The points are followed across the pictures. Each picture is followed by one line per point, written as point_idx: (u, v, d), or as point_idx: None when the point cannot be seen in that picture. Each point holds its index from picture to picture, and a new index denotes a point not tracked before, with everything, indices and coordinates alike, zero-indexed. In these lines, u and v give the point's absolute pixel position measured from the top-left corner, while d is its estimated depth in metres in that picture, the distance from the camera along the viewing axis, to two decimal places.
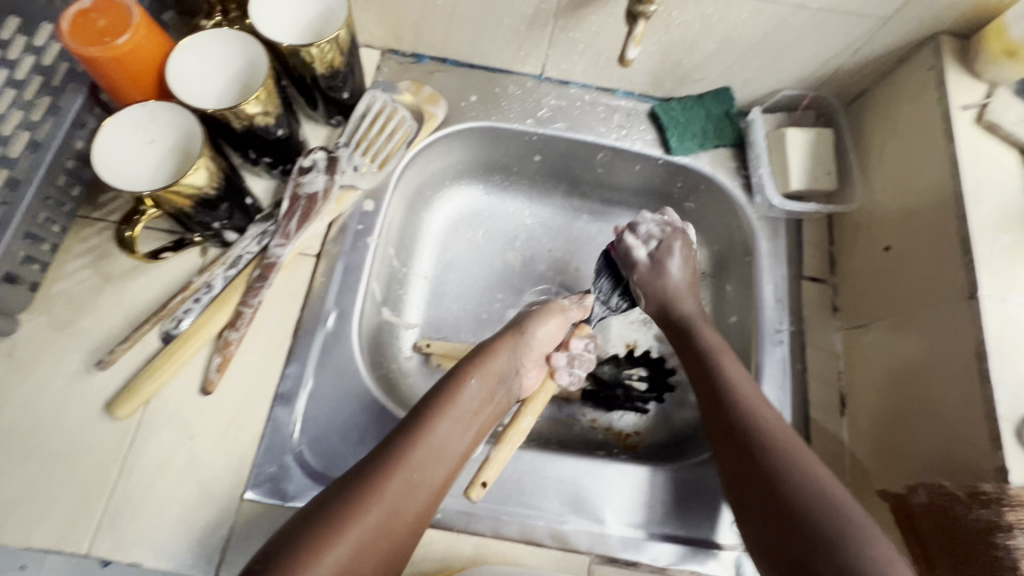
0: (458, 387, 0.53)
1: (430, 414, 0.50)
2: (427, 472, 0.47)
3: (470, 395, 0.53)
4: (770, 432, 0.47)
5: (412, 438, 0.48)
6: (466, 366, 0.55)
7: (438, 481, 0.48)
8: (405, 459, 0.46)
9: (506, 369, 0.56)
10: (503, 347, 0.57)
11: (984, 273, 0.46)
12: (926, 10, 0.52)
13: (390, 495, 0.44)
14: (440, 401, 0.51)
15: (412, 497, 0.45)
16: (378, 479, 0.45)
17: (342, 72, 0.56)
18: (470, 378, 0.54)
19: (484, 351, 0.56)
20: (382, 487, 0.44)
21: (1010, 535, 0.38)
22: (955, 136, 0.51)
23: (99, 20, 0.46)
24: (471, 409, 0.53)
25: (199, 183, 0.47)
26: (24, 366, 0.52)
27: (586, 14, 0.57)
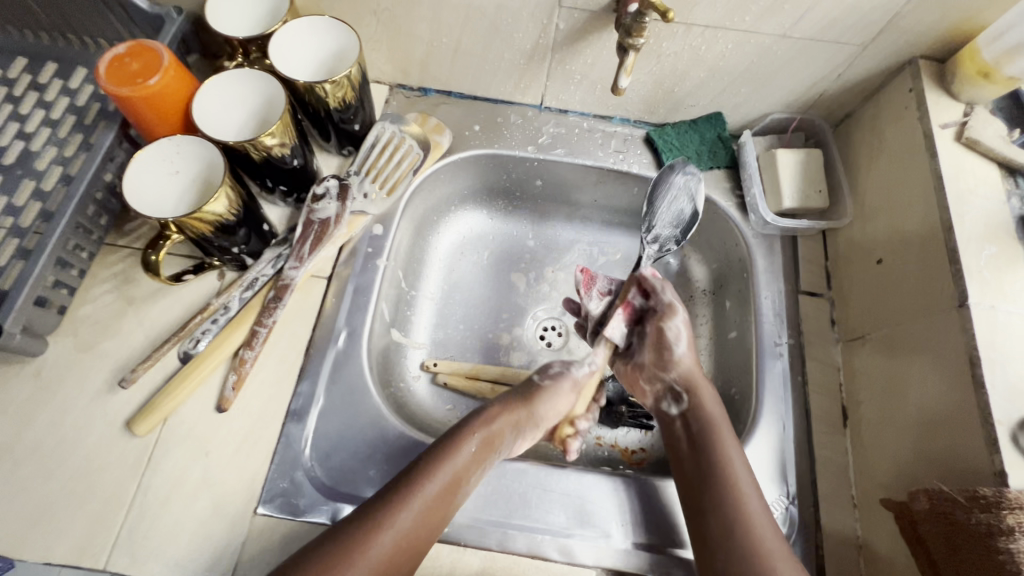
0: (456, 446, 0.51)
1: (427, 470, 0.49)
2: (416, 534, 0.46)
3: (472, 448, 0.51)
4: (745, 519, 0.47)
5: (403, 498, 0.47)
6: (468, 422, 0.53)
7: (424, 541, 0.47)
8: (397, 517, 0.46)
9: (513, 423, 0.54)
10: (516, 403, 0.55)
11: (972, 283, 0.47)
12: (903, 36, 0.55)
13: (375, 554, 0.44)
14: (431, 462, 0.49)
15: (401, 555, 0.45)
16: (362, 542, 0.44)
17: (353, 106, 0.60)
18: (467, 438, 0.52)
19: (490, 410, 0.54)
20: (369, 545, 0.44)
21: (1011, 539, 0.38)
22: (937, 153, 0.53)
23: (133, 64, 0.51)
24: (476, 454, 0.51)
25: (220, 211, 0.51)
26: (49, 386, 0.54)
27: (581, 47, 0.61)
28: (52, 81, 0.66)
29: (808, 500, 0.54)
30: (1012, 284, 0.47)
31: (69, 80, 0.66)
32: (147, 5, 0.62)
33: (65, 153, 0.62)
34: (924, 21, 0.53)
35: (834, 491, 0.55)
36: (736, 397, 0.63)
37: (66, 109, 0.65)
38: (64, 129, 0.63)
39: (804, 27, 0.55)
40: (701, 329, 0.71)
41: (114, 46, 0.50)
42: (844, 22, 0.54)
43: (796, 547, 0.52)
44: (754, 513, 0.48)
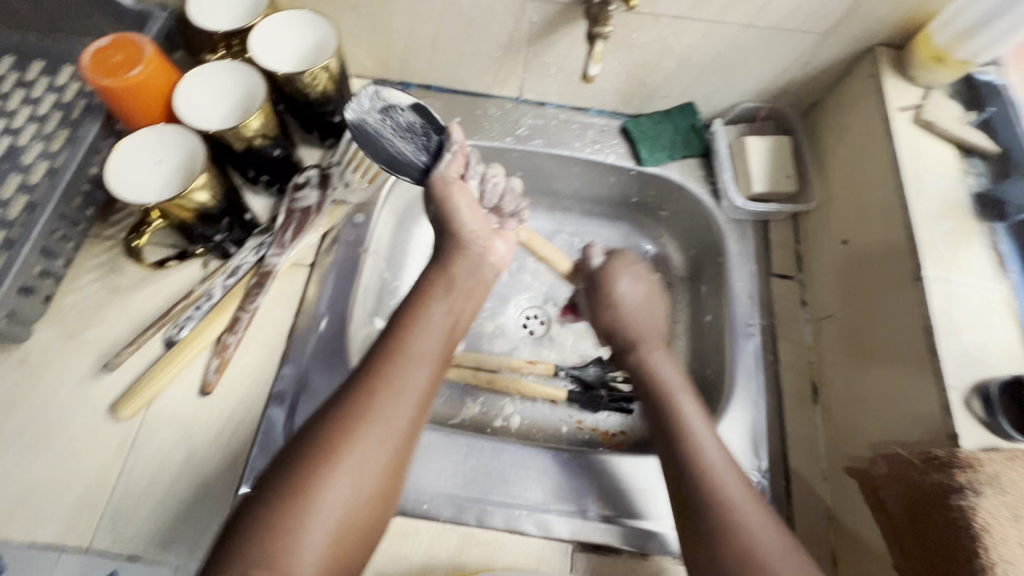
0: (403, 343, 0.46)
1: (378, 367, 0.44)
2: (390, 431, 0.41)
3: (425, 342, 0.47)
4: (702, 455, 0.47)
5: (360, 390, 0.42)
6: (401, 319, 0.48)
7: (403, 433, 0.42)
8: (374, 417, 0.41)
9: (453, 302, 0.51)
10: (442, 280, 0.52)
11: (928, 257, 0.49)
12: (861, 25, 0.57)
13: (351, 461, 0.39)
14: (381, 356, 0.45)
15: (389, 456, 0.41)
16: (328, 452, 0.39)
17: (333, 98, 0.61)
18: (431, 296, 0.50)
19: (420, 295, 0.51)
20: (345, 451, 0.39)
21: (963, 496, 0.39)
22: (895, 135, 0.55)
23: (116, 56, 0.52)
24: (430, 346, 0.47)
25: (202, 200, 0.52)
26: (34, 373, 0.55)
27: (555, 39, 0.63)
28: (38, 78, 0.68)
29: (779, 472, 0.56)
30: (966, 258, 0.49)
31: (55, 77, 0.68)
32: (131, 2, 0.65)
33: (50, 148, 0.63)
34: (879, 10, 0.55)
35: (805, 464, 0.56)
36: (712, 377, 0.65)
37: (52, 105, 0.66)
38: (50, 124, 0.65)
39: (766, 16, 0.57)
40: (679, 314, 0.73)
41: (98, 40, 0.52)
42: (804, 11, 0.56)
43: None
44: (701, 432, 0.49)
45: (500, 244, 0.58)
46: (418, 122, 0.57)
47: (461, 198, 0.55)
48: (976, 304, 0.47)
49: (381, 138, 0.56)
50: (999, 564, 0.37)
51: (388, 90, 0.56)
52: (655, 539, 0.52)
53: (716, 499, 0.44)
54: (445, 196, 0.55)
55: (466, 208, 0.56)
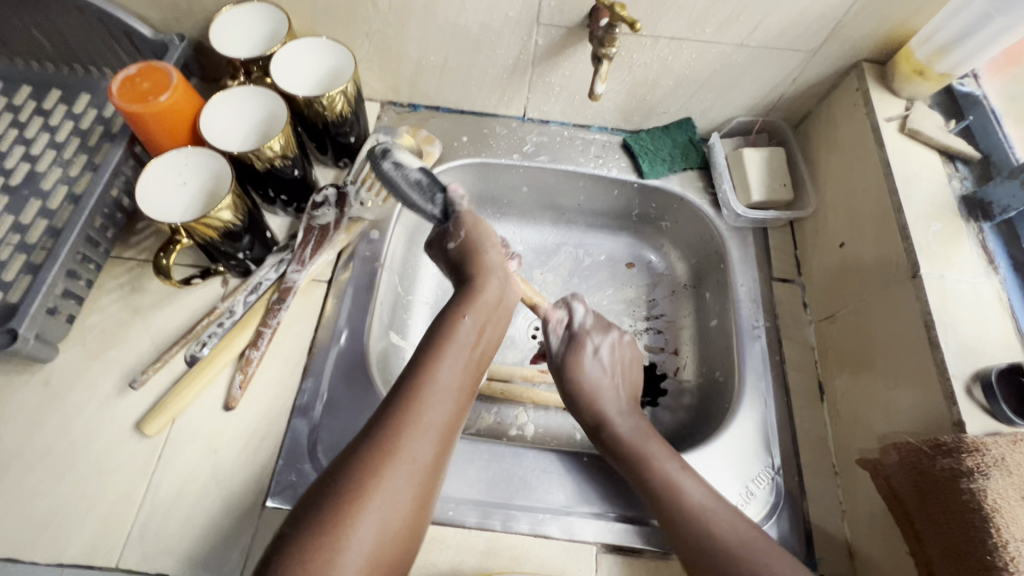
0: (424, 381, 0.48)
1: (405, 402, 0.46)
2: (424, 466, 0.44)
3: (447, 377, 0.49)
4: (673, 484, 0.51)
5: (393, 425, 0.44)
6: (426, 351, 0.51)
7: (434, 465, 0.45)
8: (400, 453, 0.43)
9: (480, 325, 0.55)
10: (471, 309, 0.55)
11: (922, 256, 0.52)
12: (847, 42, 0.61)
13: (381, 496, 0.41)
14: (408, 392, 0.47)
15: (419, 489, 0.43)
16: (363, 488, 0.41)
17: (349, 120, 0.64)
18: (461, 319, 0.54)
19: (443, 325, 0.53)
20: (376, 486, 0.41)
21: (972, 479, 0.41)
22: (883, 143, 0.59)
23: (143, 83, 0.54)
24: (453, 379, 0.50)
25: (226, 218, 0.54)
26: (58, 393, 0.55)
27: (559, 60, 0.66)
28: (56, 106, 0.69)
29: (791, 468, 0.57)
30: (958, 256, 0.52)
31: (73, 105, 0.69)
32: (150, 33, 0.66)
33: (70, 173, 0.65)
34: (863, 28, 0.59)
35: (816, 459, 0.58)
36: (720, 379, 0.67)
37: (71, 132, 0.68)
38: (69, 150, 0.66)
39: (759, 36, 0.61)
40: (685, 320, 0.75)
41: (126, 68, 0.54)
42: (794, 30, 0.60)
43: (785, 515, 0.55)
44: (663, 461, 0.53)
45: (520, 282, 0.62)
46: (424, 179, 0.59)
47: (490, 246, 0.61)
48: (971, 299, 0.50)
49: (393, 190, 0.58)
50: (1011, 542, 0.39)
51: (400, 152, 0.59)
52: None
53: (697, 524, 0.49)
54: (477, 240, 0.61)
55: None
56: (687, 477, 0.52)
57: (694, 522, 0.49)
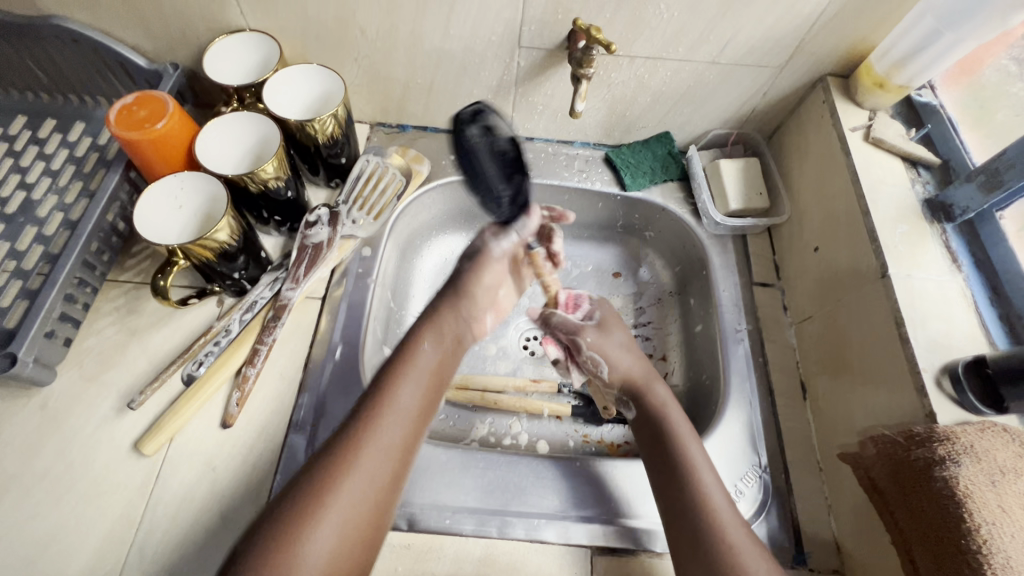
0: (376, 414, 0.47)
1: (353, 431, 0.45)
2: (383, 477, 0.45)
3: (407, 395, 0.50)
4: (693, 467, 0.52)
5: (351, 443, 0.45)
6: (383, 381, 0.50)
7: (396, 479, 0.46)
8: (334, 485, 0.42)
9: (439, 350, 0.55)
10: (429, 335, 0.56)
11: (890, 257, 0.55)
12: (812, 57, 0.65)
13: (337, 509, 0.42)
14: (367, 410, 0.47)
15: (371, 504, 0.44)
16: (318, 500, 0.41)
17: (340, 141, 0.66)
18: (421, 337, 0.54)
19: (406, 343, 0.54)
20: (316, 513, 0.41)
21: (944, 467, 0.43)
22: (850, 151, 0.62)
23: (139, 111, 0.56)
24: (408, 408, 0.49)
25: (222, 240, 0.55)
26: (56, 416, 0.56)
27: (541, 81, 0.69)
28: (51, 135, 0.71)
29: (778, 466, 0.59)
30: (923, 256, 0.55)
31: (68, 133, 0.71)
32: (145, 62, 0.68)
33: (65, 200, 0.66)
34: (826, 45, 0.63)
35: (800, 456, 0.60)
36: (707, 382, 0.69)
37: (66, 160, 0.69)
38: (64, 177, 0.68)
39: (728, 54, 0.64)
40: (671, 327, 0.78)
41: (123, 97, 0.56)
42: (761, 48, 0.63)
43: (774, 511, 0.57)
44: (693, 447, 0.54)
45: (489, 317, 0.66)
46: (511, 151, 0.56)
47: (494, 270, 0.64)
48: (936, 296, 0.53)
49: (476, 158, 0.55)
50: (983, 525, 0.41)
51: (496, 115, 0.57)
52: (655, 536, 0.55)
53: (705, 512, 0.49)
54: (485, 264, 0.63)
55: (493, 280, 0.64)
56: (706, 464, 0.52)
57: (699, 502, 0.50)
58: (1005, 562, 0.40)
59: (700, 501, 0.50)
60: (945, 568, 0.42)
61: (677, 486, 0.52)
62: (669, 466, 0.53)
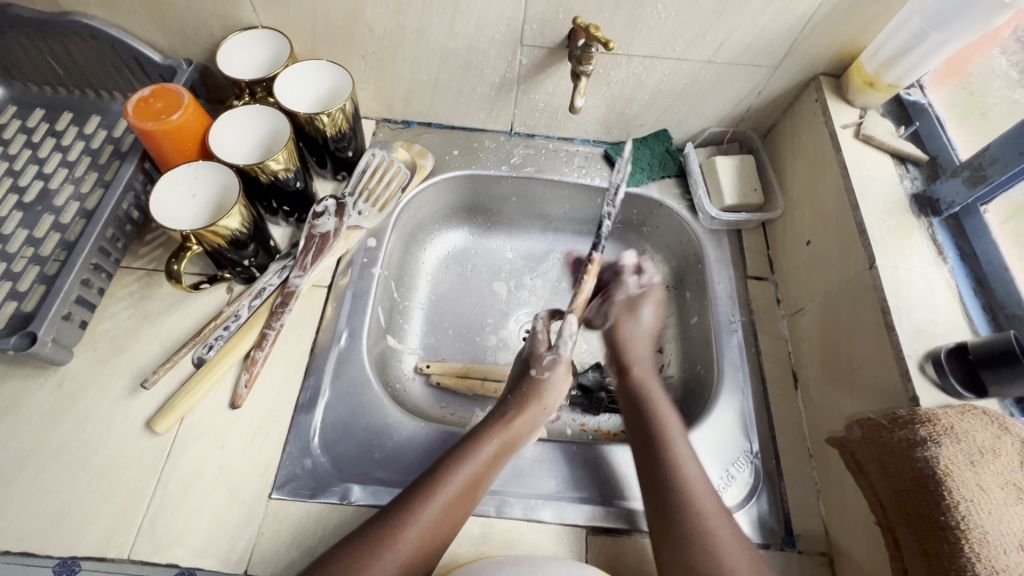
0: (449, 476, 0.53)
1: (421, 497, 0.51)
2: (440, 531, 0.50)
3: (466, 487, 0.53)
4: (680, 466, 0.54)
5: (412, 511, 0.50)
6: (447, 466, 0.54)
7: (448, 534, 0.51)
8: (401, 535, 0.49)
9: (501, 454, 0.57)
10: (500, 429, 0.58)
11: (878, 248, 0.57)
12: (804, 57, 0.67)
13: (392, 560, 0.48)
14: (436, 479, 0.52)
15: (421, 555, 0.49)
16: (376, 551, 0.48)
17: (347, 135, 0.68)
18: (486, 439, 0.56)
19: (473, 440, 0.57)
20: (379, 557, 0.47)
21: (926, 447, 0.45)
22: (841, 147, 0.64)
23: (156, 103, 0.59)
24: (479, 474, 0.54)
25: (233, 227, 0.57)
26: (71, 395, 0.58)
27: (542, 78, 0.71)
28: (68, 127, 0.73)
29: (769, 453, 0.61)
30: (910, 248, 0.57)
31: (84, 126, 0.73)
32: (160, 57, 0.70)
33: (81, 189, 0.68)
34: (818, 45, 0.65)
35: (790, 443, 0.62)
36: (701, 372, 0.71)
37: (82, 151, 0.72)
38: (81, 168, 0.70)
39: (723, 53, 0.66)
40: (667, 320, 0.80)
41: (140, 90, 0.59)
42: (755, 47, 0.65)
43: (764, 495, 0.58)
44: (680, 444, 0.56)
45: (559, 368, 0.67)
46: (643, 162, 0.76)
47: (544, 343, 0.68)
48: (922, 286, 0.55)
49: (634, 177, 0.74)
50: (961, 502, 0.43)
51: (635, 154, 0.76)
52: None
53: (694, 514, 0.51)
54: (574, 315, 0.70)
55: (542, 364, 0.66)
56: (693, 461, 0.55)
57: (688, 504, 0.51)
58: (982, 537, 0.41)
59: (686, 501, 0.52)
60: (925, 544, 0.44)
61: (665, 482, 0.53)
62: (660, 468, 0.54)
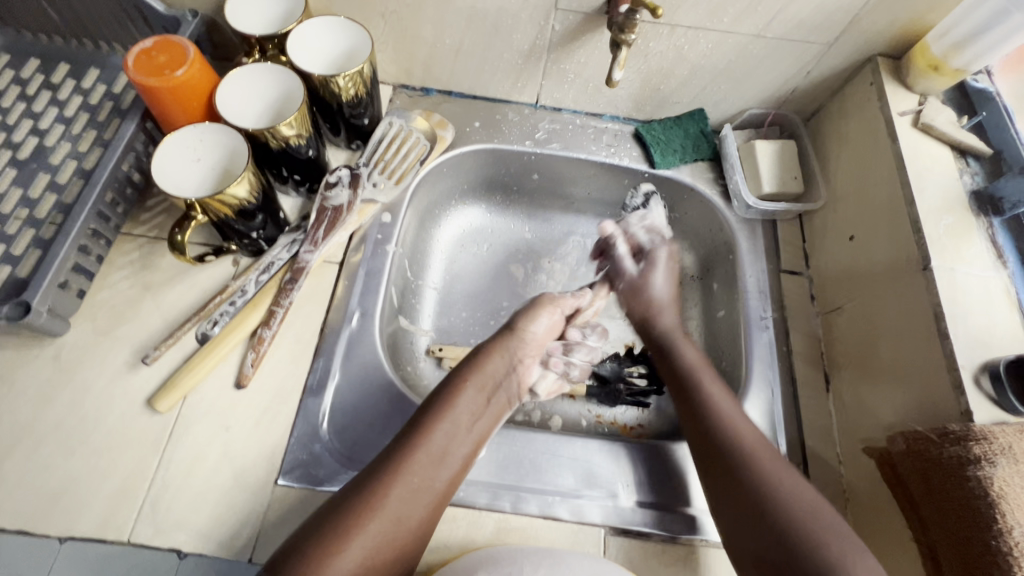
0: (428, 429, 0.51)
1: (402, 452, 0.49)
2: (427, 480, 0.49)
3: (451, 435, 0.51)
4: (727, 417, 0.53)
5: (396, 465, 0.48)
6: (425, 417, 0.52)
7: (441, 483, 0.50)
8: (387, 492, 0.47)
9: (483, 397, 0.55)
10: (475, 378, 0.56)
11: (934, 249, 0.53)
12: (863, 35, 0.62)
13: (385, 516, 0.46)
14: (417, 431, 0.51)
15: (413, 506, 0.47)
16: (365, 510, 0.45)
17: (364, 101, 0.63)
18: (464, 385, 0.55)
19: (450, 387, 0.55)
20: (365, 520, 0.45)
21: (978, 467, 0.42)
22: (897, 136, 0.59)
23: (159, 57, 0.54)
24: (459, 425, 0.52)
25: (241, 195, 0.53)
26: (68, 368, 0.55)
27: (575, 47, 0.66)
28: (65, 80, 0.69)
29: (797, 457, 0.58)
30: (968, 250, 0.53)
31: (81, 80, 0.68)
32: (162, 8, 0.65)
33: (79, 148, 0.64)
34: (879, 22, 0.60)
35: (820, 448, 0.59)
36: (727, 369, 0.67)
37: (79, 107, 0.67)
38: (78, 125, 0.65)
39: (775, 28, 0.61)
40: (691, 311, 0.76)
41: (142, 41, 0.54)
42: (811, 22, 0.60)
43: None
44: (714, 391, 0.56)
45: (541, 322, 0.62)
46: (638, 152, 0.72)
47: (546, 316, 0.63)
48: (979, 291, 0.51)
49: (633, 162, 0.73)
50: (1016, 527, 0.40)
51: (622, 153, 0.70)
52: (673, 521, 0.54)
53: (754, 466, 0.49)
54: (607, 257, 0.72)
55: (545, 324, 0.63)
56: (733, 407, 0.54)
57: (743, 454, 0.50)
58: None
59: (740, 449, 0.50)
60: (972, 568, 0.42)
61: (714, 428, 0.53)
62: (708, 429, 0.53)
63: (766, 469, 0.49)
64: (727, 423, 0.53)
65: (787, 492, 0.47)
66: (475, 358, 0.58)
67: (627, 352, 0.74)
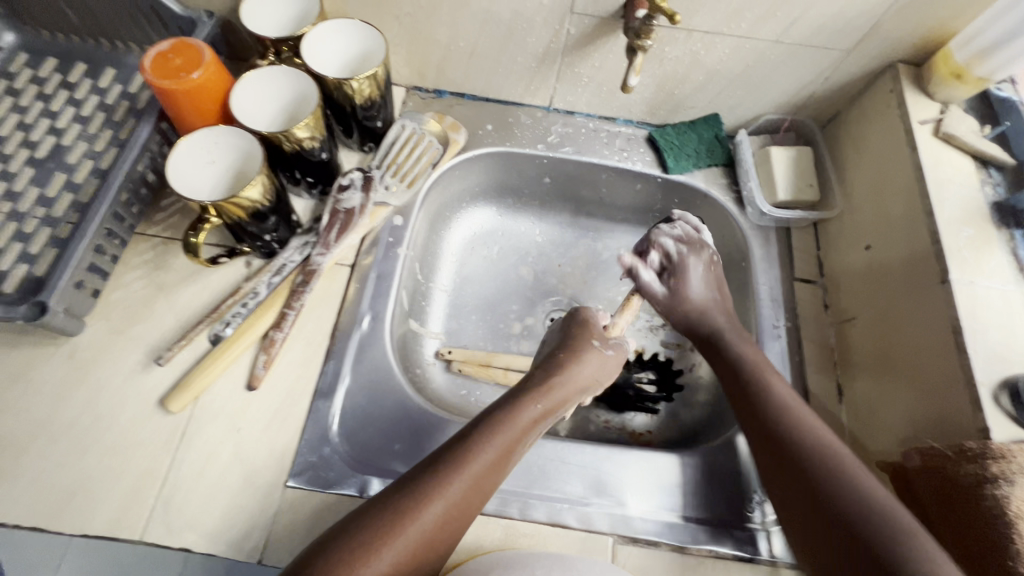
0: (493, 434, 0.48)
1: (457, 454, 0.46)
2: (477, 494, 0.45)
3: (511, 450, 0.48)
4: (818, 435, 0.47)
5: (454, 466, 0.45)
6: (487, 423, 0.49)
7: (485, 494, 0.46)
8: (431, 497, 0.43)
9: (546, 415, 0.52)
10: (542, 395, 0.53)
11: (953, 262, 0.52)
12: (884, 41, 0.60)
13: (426, 522, 0.42)
14: (480, 435, 0.47)
15: (457, 511, 0.43)
16: (409, 510, 0.42)
17: (377, 104, 0.63)
18: (532, 401, 0.52)
19: (517, 398, 0.52)
20: (405, 526, 0.41)
21: (996, 485, 0.42)
22: (917, 145, 0.58)
23: (176, 59, 0.54)
24: (520, 437, 0.49)
25: (255, 197, 0.53)
26: (83, 367, 0.56)
27: (590, 51, 0.66)
28: (82, 79, 0.69)
29: None
30: (988, 262, 0.52)
31: (98, 79, 0.69)
32: (178, 8, 0.65)
33: (95, 148, 0.64)
34: (900, 29, 0.59)
35: None
36: None
37: (96, 106, 0.67)
38: (94, 124, 0.66)
39: (794, 33, 0.60)
40: None
41: (159, 44, 0.54)
42: (831, 28, 0.59)
43: None
44: (778, 385, 0.52)
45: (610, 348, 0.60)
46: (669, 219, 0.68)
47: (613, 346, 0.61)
48: (1000, 306, 0.50)
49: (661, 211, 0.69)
50: None
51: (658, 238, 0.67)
52: (683, 530, 0.54)
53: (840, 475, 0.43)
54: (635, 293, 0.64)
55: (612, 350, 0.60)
56: (808, 412, 0.50)
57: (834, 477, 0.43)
58: None
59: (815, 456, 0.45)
60: None
61: (785, 433, 0.48)
62: (781, 446, 0.47)
63: (846, 474, 0.43)
64: (802, 432, 0.48)
65: (866, 489, 0.42)
66: (547, 372, 0.56)
67: (637, 357, 0.73)
